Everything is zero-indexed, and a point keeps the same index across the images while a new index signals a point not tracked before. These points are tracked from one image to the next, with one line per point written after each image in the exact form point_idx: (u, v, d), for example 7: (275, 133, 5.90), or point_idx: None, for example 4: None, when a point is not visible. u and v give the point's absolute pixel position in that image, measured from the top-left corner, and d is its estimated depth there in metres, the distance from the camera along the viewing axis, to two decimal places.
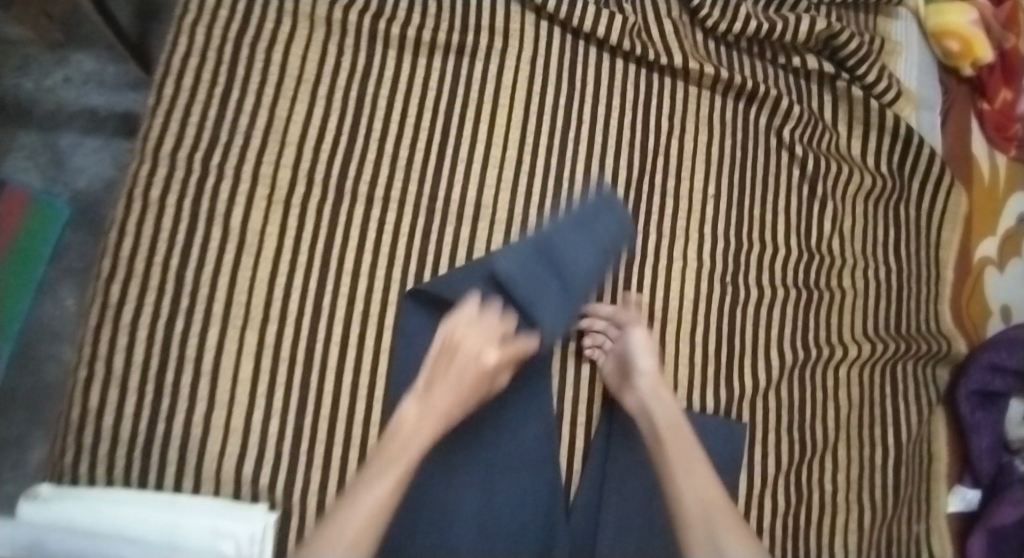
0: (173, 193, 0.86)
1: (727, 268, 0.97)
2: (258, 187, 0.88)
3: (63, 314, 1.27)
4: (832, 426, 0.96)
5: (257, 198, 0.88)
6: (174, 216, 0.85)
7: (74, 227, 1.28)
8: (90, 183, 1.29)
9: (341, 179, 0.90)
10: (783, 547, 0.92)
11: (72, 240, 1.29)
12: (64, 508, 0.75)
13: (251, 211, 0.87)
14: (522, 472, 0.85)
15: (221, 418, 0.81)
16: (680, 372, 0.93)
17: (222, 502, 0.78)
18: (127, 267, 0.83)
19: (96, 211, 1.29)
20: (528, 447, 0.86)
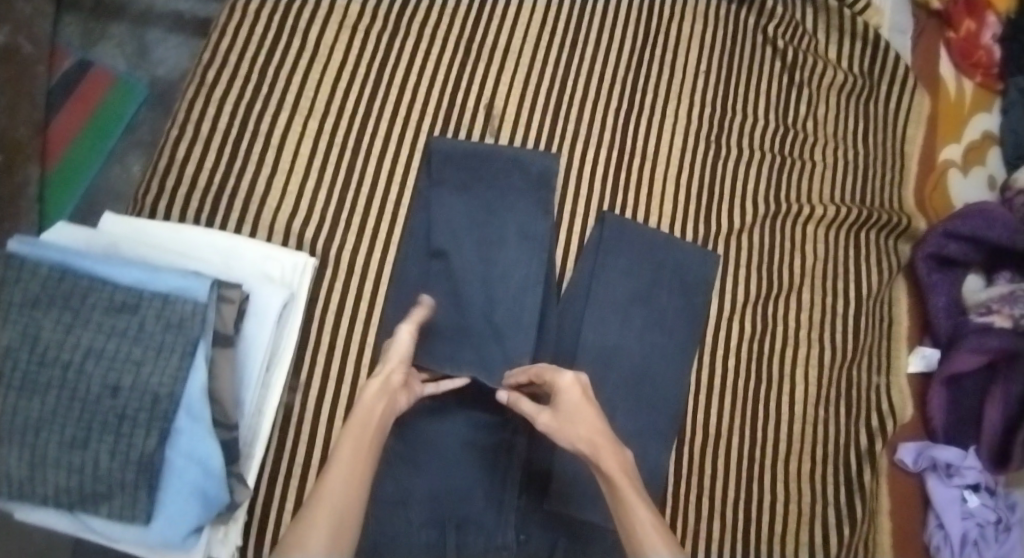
0: (239, 13, 1.01)
1: (711, 129, 1.09)
2: (305, 17, 1.03)
3: (127, 179, 1.22)
4: (798, 270, 1.07)
5: (304, 26, 1.02)
6: (237, 31, 1.00)
7: (150, 104, 1.25)
8: (168, 72, 1.27)
9: (376, 18, 1.05)
10: (745, 365, 1.04)
11: (146, 116, 1.25)
12: (144, 229, 0.89)
13: (298, 36, 1.02)
14: (515, 277, 0.96)
15: (267, 186, 0.96)
16: (665, 204, 1.05)
17: (277, 253, 0.92)
18: (218, 59, 0.99)
19: (172, 92, 1.26)
20: (519, 277, 0.96)
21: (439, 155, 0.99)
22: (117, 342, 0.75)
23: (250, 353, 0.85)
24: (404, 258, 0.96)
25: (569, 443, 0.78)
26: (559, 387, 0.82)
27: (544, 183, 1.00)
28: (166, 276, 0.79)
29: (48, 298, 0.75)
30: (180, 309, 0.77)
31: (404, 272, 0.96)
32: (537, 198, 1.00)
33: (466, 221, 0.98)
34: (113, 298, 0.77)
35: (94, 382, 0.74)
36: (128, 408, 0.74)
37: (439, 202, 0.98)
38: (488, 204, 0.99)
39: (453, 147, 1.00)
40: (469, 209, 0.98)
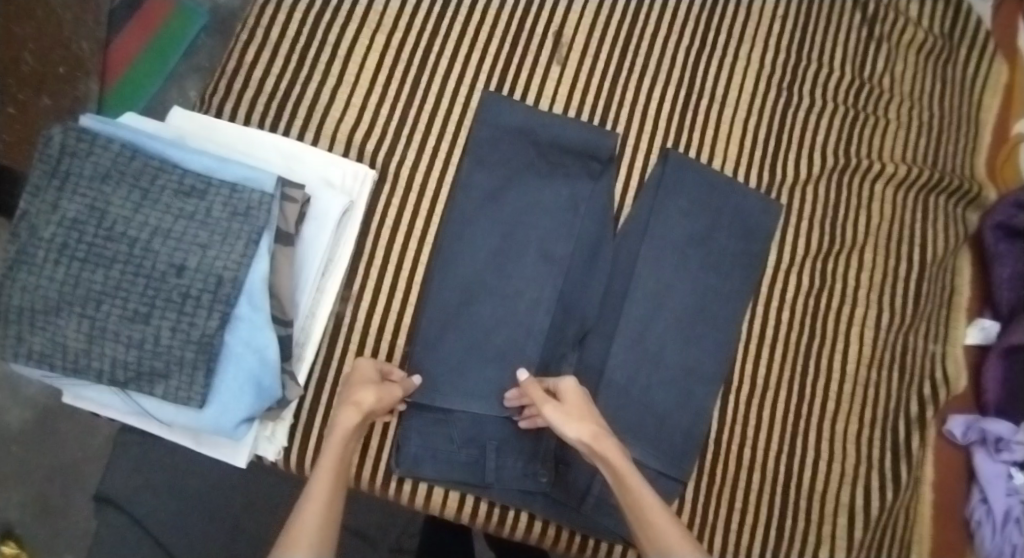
0: None
1: (783, 75, 1.06)
2: None
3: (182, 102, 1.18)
4: (862, 228, 1.05)
5: None
6: None
7: (211, 31, 1.21)
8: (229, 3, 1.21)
9: None
10: (799, 319, 1.01)
11: (206, 42, 1.20)
12: (208, 125, 0.89)
13: None
14: (570, 213, 0.96)
15: (346, 93, 0.95)
16: (730, 148, 1.03)
17: (336, 161, 0.91)
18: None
19: (232, 20, 1.21)
20: (587, 213, 0.97)
21: (492, 111, 0.96)
22: (185, 224, 0.76)
23: (307, 254, 0.87)
24: (458, 207, 0.95)
25: (576, 434, 0.77)
26: (564, 390, 0.83)
27: (596, 134, 0.97)
28: (233, 167, 0.80)
29: (118, 173, 0.76)
30: (247, 198, 0.78)
31: (461, 212, 0.95)
32: (592, 144, 0.97)
33: (516, 175, 0.96)
34: (182, 182, 0.77)
35: (160, 259, 0.75)
36: (192, 288, 0.75)
37: (496, 135, 0.96)
38: (545, 145, 0.97)
39: (506, 109, 0.96)
40: (527, 156, 0.97)
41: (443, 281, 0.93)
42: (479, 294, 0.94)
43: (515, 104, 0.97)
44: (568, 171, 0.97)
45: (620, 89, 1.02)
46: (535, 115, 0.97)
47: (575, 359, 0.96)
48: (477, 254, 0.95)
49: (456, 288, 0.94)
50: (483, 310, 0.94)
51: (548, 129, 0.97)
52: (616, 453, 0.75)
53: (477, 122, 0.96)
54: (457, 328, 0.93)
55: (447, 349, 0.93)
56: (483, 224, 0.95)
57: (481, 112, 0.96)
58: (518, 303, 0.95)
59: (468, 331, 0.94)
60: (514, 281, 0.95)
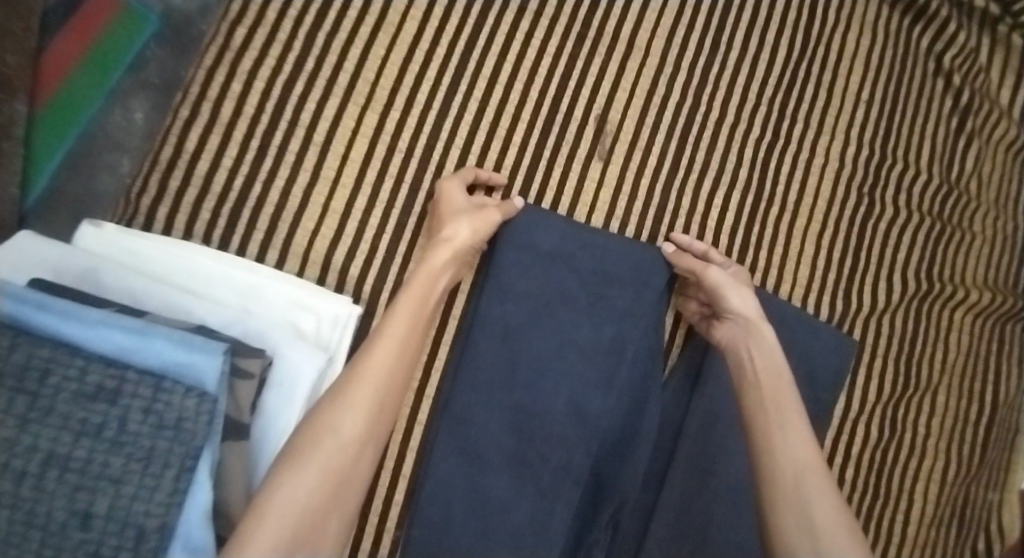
0: None
1: (864, 178, 0.87)
2: None
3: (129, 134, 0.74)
4: (937, 366, 0.89)
5: None
6: None
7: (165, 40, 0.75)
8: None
9: None
10: (864, 477, 0.86)
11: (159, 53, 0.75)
12: (134, 250, 0.67)
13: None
14: (611, 360, 0.76)
15: (324, 197, 0.73)
16: (801, 270, 0.84)
17: (308, 297, 0.69)
18: (255, 11, 0.74)
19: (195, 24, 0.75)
20: (631, 359, 0.77)
21: (519, 226, 0.76)
22: (90, 446, 0.53)
23: (268, 438, 0.64)
24: (475, 350, 0.74)
25: (735, 301, 0.73)
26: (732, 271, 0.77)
27: (644, 260, 0.77)
28: (157, 343, 0.56)
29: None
30: (177, 402, 0.54)
31: (478, 354, 0.74)
32: (638, 272, 0.77)
33: (545, 308, 0.76)
34: (84, 378, 0.54)
35: (58, 506, 0.53)
36: (103, 544, 0.53)
37: (523, 256, 0.75)
38: (584, 270, 0.76)
39: (543, 222, 0.76)
40: (560, 284, 0.76)
41: (453, 446, 0.74)
42: (499, 461, 0.74)
43: (552, 215, 0.76)
44: (610, 304, 0.77)
45: (674, 191, 0.81)
46: (572, 230, 0.76)
47: (606, 542, 0.77)
48: (498, 407, 0.75)
49: (471, 451, 0.74)
50: (505, 480, 0.75)
51: (586, 251, 0.76)
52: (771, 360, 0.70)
53: (499, 241, 0.76)
54: (473, 506, 0.74)
55: (455, 527, 0.74)
56: (506, 369, 0.75)
57: (505, 227, 0.76)
58: (547, 475, 0.75)
59: (488, 508, 0.74)
60: (542, 445, 0.75)
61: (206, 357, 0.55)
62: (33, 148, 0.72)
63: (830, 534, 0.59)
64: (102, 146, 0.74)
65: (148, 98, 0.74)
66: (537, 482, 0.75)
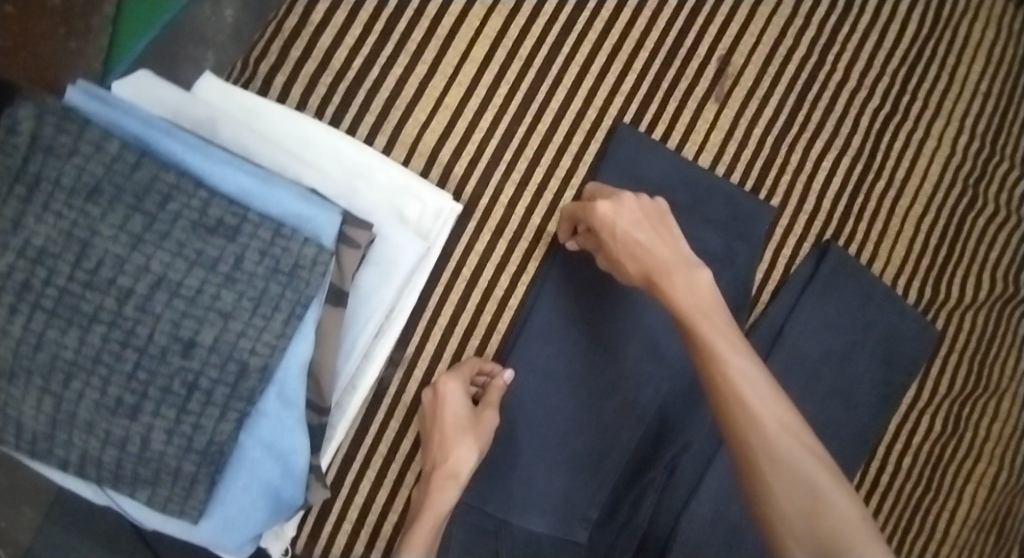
0: None
1: (972, 169, 0.86)
2: None
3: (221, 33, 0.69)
4: (1009, 372, 0.88)
5: None
6: None
7: None
8: None
9: None
10: (919, 469, 0.86)
11: None
12: (254, 110, 0.66)
13: None
14: None
15: (440, 90, 0.72)
16: (897, 249, 0.83)
17: (417, 185, 0.68)
18: None
19: None
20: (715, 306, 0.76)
21: (625, 152, 0.74)
22: (203, 276, 0.52)
23: (360, 312, 0.64)
24: (563, 271, 0.73)
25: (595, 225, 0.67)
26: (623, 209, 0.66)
27: (743, 211, 0.76)
28: (278, 192, 0.55)
29: (114, 187, 0.52)
30: (294, 250, 0.54)
31: (566, 277, 0.74)
32: (736, 222, 0.76)
33: None
34: (205, 211, 0.53)
35: (161, 330, 0.52)
36: (201, 377, 0.52)
37: (624, 185, 0.74)
38: (681, 209, 0.75)
39: (649, 151, 0.74)
40: None
41: (527, 363, 0.74)
42: (570, 388, 0.75)
43: (660, 146, 0.75)
44: (702, 250, 0.76)
45: (784, 148, 0.79)
46: (675, 169, 0.75)
47: (661, 482, 0.76)
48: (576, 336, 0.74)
49: (543, 376, 0.74)
50: (574, 410, 0.75)
51: (686, 191, 0.75)
52: (694, 294, 0.60)
53: (602, 163, 0.74)
54: (537, 428, 0.74)
55: (518, 439, 0.74)
56: (591, 298, 0.74)
57: (612, 150, 0.74)
58: (616, 408, 0.75)
59: (552, 433, 0.74)
60: (615, 381, 0.75)
61: (326, 212, 0.56)
62: (119, 30, 0.65)
63: (832, 523, 0.50)
64: (189, 38, 0.68)
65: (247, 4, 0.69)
66: (603, 410, 0.75)
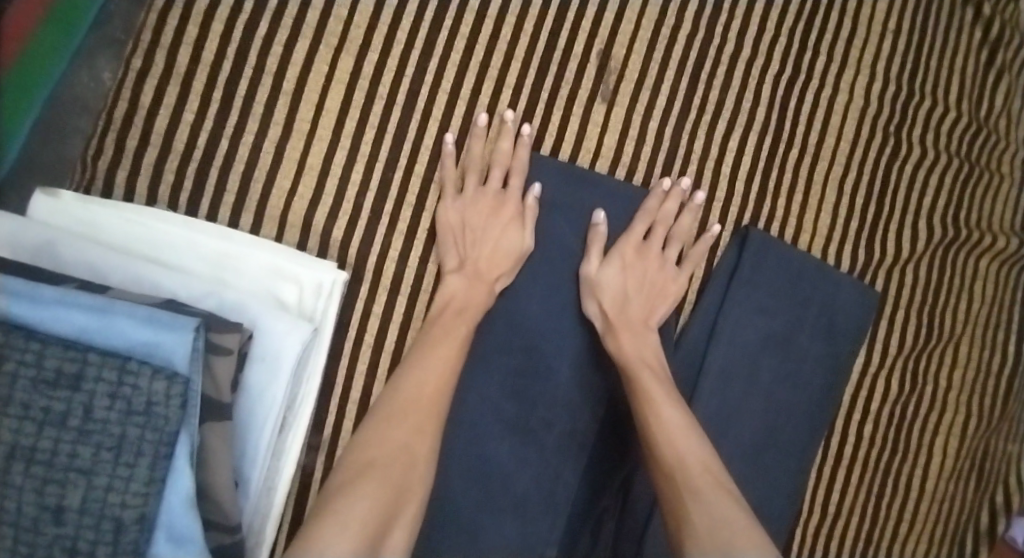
0: None
1: (891, 115, 0.80)
2: None
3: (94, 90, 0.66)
4: (961, 317, 0.85)
5: None
6: None
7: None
8: None
9: None
10: (882, 432, 0.83)
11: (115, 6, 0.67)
12: (100, 218, 0.61)
13: None
14: None
15: (300, 151, 0.67)
16: (822, 217, 0.78)
17: (295, 263, 0.63)
18: None
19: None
20: None
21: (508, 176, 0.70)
22: (55, 436, 0.48)
23: (255, 413, 0.60)
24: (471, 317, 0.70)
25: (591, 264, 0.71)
26: (658, 260, 0.73)
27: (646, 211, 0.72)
28: (120, 323, 0.50)
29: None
30: (144, 386, 0.49)
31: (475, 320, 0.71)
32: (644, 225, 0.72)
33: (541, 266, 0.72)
34: (42, 363, 0.49)
35: (26, 500, 0.48)
36: (80, 540, 0.48)
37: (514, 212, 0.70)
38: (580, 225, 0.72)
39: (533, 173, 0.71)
40: (554, 241, 0.72)
41: (456, 420, 0.70)
42: (505, 431, 0.71)
43: (545, 164, 0.71)
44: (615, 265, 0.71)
45: (684, 137, 0.74)
46: (569, 183, 0.71)
47: (616, 508, 0.75)
48: (501, 378, 0.71)
49: (476, 427, 0.70)
50: (515, 455, 0.71)
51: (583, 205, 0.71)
52: (642, 356, 0.68)
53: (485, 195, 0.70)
54: (483, 485, 0.70)
55: (458, 502, 0.69)
56: (509, 336, 0.71)
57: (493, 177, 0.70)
58: (557, 447, 0.72)
59: (498, 489, 0.70)
60: (551, 415, 0.72)
61: (178, 328, 0.50)
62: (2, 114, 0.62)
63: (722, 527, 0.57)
64: (66, 109, 0.66)
65: (113, 55, 0.66)
66: (544, 448, 0.72)
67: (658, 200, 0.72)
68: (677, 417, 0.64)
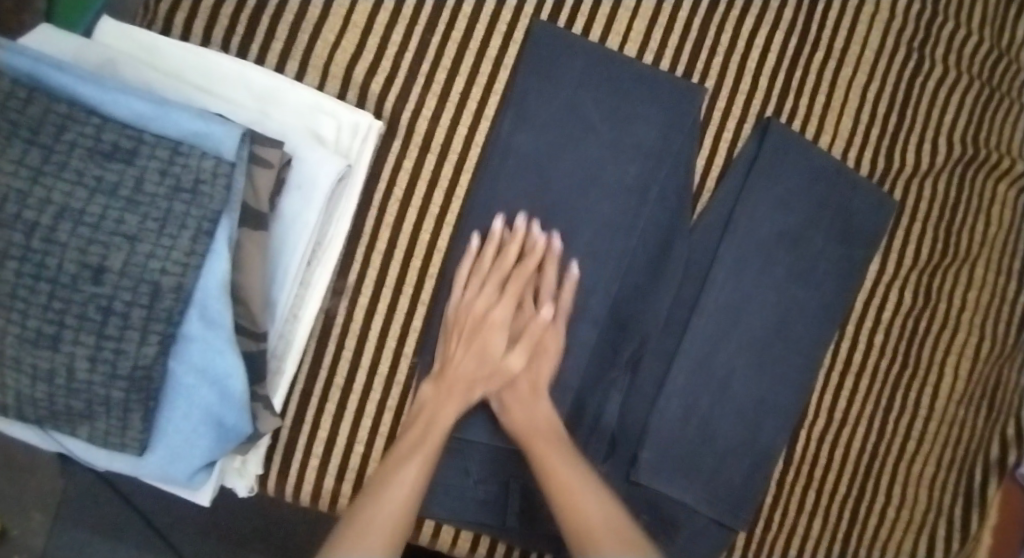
0: None
1: (916, 31, 0.82)
2: None
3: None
4: (977, 238, 0.86)
5: None
6: None
7: None
8: None
9: None
10: (894, 344, 0.84)
11: None
12: (156, 46, 0.65)
13: None
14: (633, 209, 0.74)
15: (347, 9, 0.70)
16: (843, 122, 0.80)
17: (336, 106, 0.66)
18: None
19: None
20: (659, 195, 0.75)
21: (542, 48, 0.72)
22: (104, 203, 0.52)
23: (287, 240, 0.63)
24: (494, 180, 0.71)
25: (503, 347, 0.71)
26: (534, 258, 0.71)
27: (678, 98, 0.74)
28: (174, 113, 0.54)
29: (8, 124, 0.52)
30: (193, 166, 0.53)
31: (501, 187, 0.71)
32: (674, 111, 0.74)
33: (572, 141, 0.73)
34: (99, 136, 0.53)
35: (69, 258, 0.52)
36: (116, 301, 0.52)
37: (546, 82, 0.72)
38: (611, 105, 0.73)
39: (568, 48, 0.73)
40: (585, 118, 0.73)
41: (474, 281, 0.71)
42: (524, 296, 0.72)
43: (579, 41, 0.73)
44: (641, 148, 0.74)
45: (712, 30, 0.77)
46: (603, 65, 0.73)
47: (626, 384, 0.77)
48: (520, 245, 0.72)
49: None
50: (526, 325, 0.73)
51: (615, 85, 0.74)
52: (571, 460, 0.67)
53: (521, 64, 0.72)
54: None
55: None
56: (534, 206, 0.72)
57: (530, 47, 0.72)
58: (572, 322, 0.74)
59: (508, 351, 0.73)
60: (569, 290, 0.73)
61: (226, 123, 0.54)
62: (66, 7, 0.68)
63: None
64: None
65: None
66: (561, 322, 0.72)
67: (686, 87, 0.74)
68: (597, 519, 0.63)
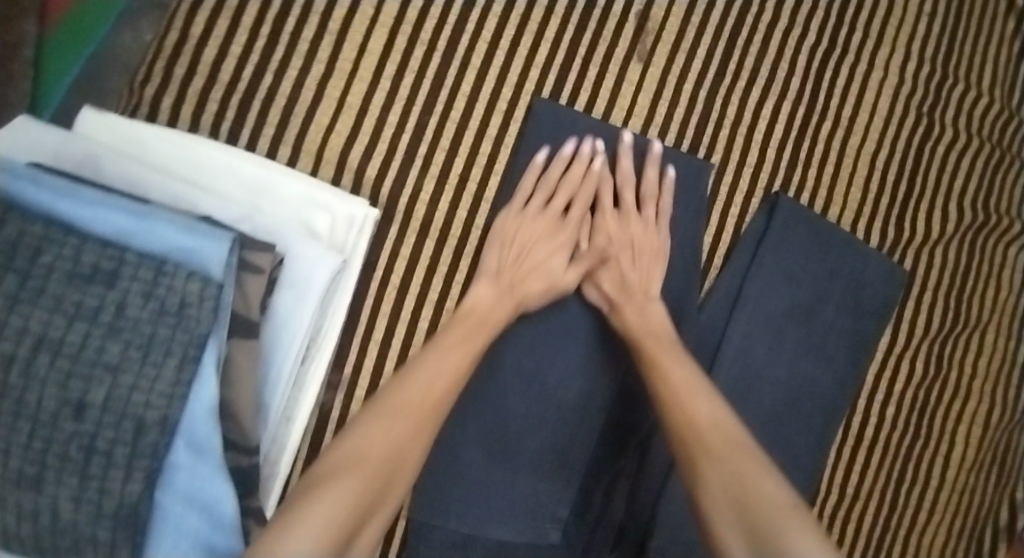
0: None
1: (925, 94, 0.80)
2: None
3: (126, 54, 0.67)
4: (987, 305, 0.84)
5: None
6: None
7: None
8: None
9: None
10: (905, 416, 0.82)
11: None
12: (141, 138, 0.61)
13: None
14: None
15: (341, 89, 0.67)
16: (852, 191, 0.78)
17: (331, 196, 0.63)
18: None
19: None
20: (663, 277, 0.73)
21: (543, 127, 0.70)
22: (85, 331, 0.49)
23: (280, 341, 0.60)
24: None
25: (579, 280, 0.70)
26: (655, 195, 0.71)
27: (683, 179, 0.73)
28: (158, 227, 0.51)
29: None
30: (178, 287, 0.50)
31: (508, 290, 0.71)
32: (676, 190, 0.72)
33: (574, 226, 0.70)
34: (78, 258, 0.49)
35: (49, 393, 0.48)
36: (100, 437, 0.49)
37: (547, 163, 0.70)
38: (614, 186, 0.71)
39: (570, 125, 0.70)
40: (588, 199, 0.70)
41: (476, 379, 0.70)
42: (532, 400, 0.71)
43: (582, 117, 0.70)
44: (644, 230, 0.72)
45: (719, 102, 0.74)
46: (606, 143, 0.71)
47: (632, 469, 0.75)
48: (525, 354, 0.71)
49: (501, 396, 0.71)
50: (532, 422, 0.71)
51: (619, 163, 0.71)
52: (649, 329, 0.67)
53: (520, 144, 0.70)
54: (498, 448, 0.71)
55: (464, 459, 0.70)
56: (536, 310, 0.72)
57: (530, 126, 0.70)
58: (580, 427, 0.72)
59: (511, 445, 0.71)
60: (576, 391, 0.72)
61: (212, 232, 0.51)
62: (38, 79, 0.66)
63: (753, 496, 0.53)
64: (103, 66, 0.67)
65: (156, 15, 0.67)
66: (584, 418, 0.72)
67: (687, 162, 0.72)
68: (711, 419, 0.59)
